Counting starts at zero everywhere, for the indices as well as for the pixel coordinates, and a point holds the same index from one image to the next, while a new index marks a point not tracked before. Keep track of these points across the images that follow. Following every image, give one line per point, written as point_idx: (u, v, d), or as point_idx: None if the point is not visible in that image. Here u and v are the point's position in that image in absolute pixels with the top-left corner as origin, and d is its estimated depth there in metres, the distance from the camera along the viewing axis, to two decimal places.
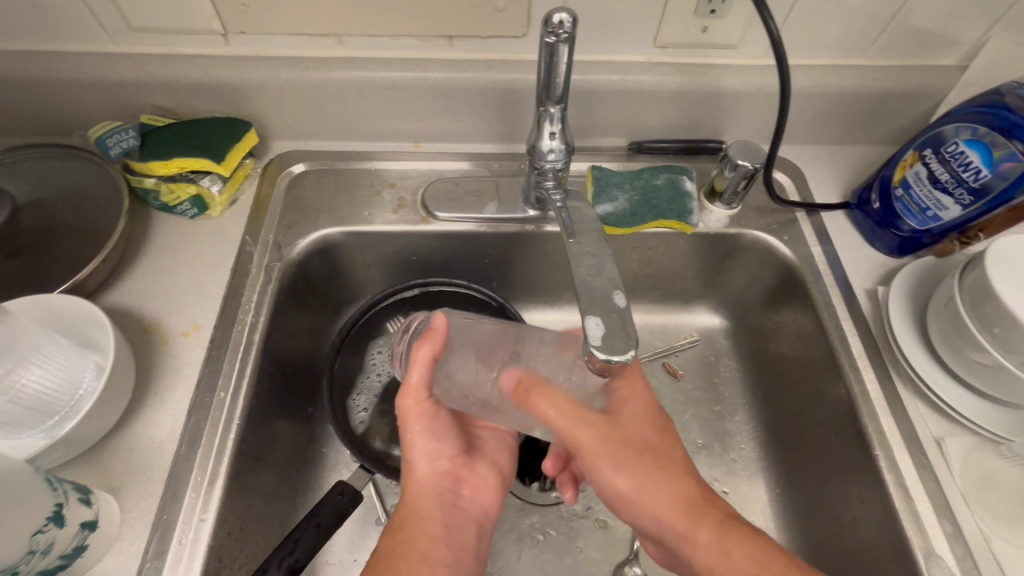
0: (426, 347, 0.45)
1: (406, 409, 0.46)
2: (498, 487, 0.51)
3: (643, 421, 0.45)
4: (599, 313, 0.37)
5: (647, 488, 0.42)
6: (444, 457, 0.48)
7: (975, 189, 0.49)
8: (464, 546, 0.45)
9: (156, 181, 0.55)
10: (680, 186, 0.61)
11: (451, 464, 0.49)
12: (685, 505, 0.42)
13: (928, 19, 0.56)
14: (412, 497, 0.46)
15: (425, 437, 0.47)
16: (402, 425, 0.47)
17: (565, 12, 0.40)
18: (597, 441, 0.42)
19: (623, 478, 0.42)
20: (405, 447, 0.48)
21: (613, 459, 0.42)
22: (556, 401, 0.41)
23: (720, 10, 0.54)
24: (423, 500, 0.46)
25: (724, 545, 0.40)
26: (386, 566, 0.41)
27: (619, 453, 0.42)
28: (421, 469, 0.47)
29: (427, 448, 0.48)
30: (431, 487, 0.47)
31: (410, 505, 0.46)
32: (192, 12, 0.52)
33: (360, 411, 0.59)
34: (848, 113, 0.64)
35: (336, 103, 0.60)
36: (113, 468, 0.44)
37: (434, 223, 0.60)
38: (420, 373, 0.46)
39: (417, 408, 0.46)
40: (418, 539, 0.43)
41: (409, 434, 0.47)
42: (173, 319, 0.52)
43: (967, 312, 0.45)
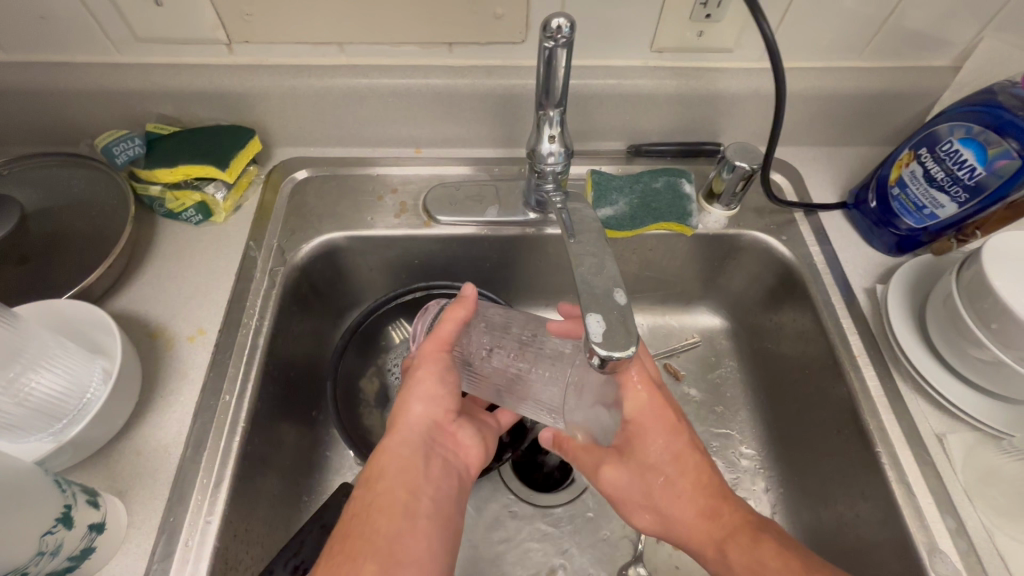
0: (461, 308, 0.49)
1: (424, 354, 0.48)
2: (481, 458, 0.49)
3: (661, 444, 0.46)
4: (599, 310, 0.37)
5: (662, 510, 0.45)
6: (440, 408, 0.48)
7: (970, 186, 0.49)
8: (444, 507, 0.44)
9: (161, 189, 0.57)
10: (678, 188, 0.61)
11: (447, 417, 0.48)
12: (699, 523, 0.44)
13: (921, 21, 0.57)
14: (399, 445, 0.45)
15: (430, 384, 0.48)
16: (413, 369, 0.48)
17: (563, 17, 0.40)
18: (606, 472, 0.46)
19: (642, 501, 0.46)
20: (410, 386, 0.48)
21: (629, 496, 0.46)
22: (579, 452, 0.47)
23: (715, 15, 0.54)
24: (407, 446, 0.45)
25: (721, 547, 0.43)
26: (366, 518, 0.40)
27: (628, 489, 0.46)
28: (414, 413, 0.47)
29: (428, 393, 0.47)
30: (419, 432, 0.46)
31: (397, 452, 0.45)
32: (197, 22, 0.53)
33: None
34: (844, 114, 0.64)
35: (339, 110, 0.61)
36: (120, 471, 0.44)
37: (435, 226, 0.61)
38: (450, 329, 0.48)
39: (434, 355, 0.48)
40: (400, 490, 0.43)
41: (418, 376, 0.48)
42: (178, 323, 0.53)
43: (965, 309, 0.46)
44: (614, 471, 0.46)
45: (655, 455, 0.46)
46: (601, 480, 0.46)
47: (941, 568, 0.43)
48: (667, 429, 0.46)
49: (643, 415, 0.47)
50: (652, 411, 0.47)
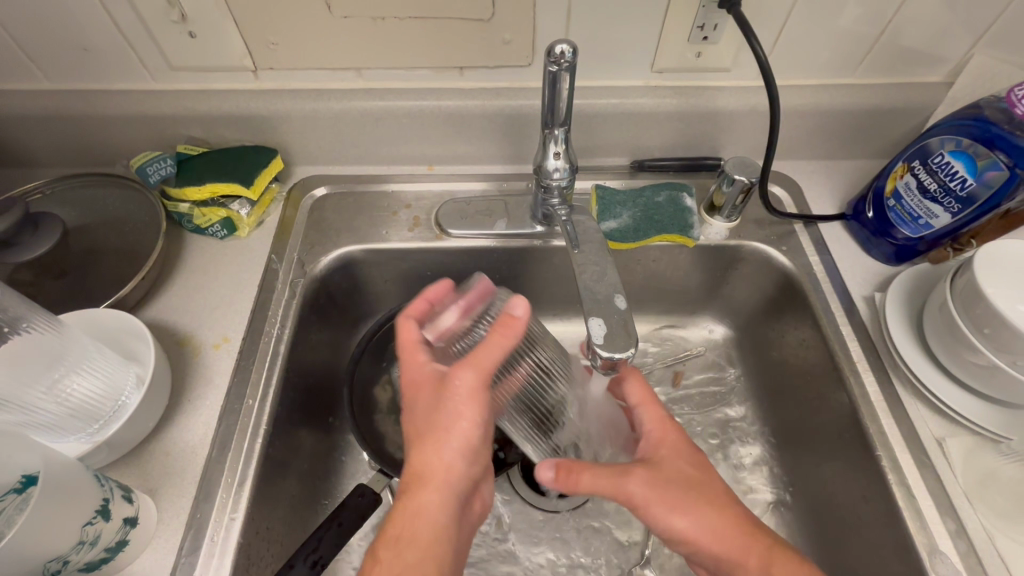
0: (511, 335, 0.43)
1: (470, 397, 0.42)
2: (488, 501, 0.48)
3: (686, 459, 0.46)
4: (601, 315, 0.40)
5: (694, 526, 0.43)
6: (477, 465, 0.43)
7: (963, 197, 0.51)
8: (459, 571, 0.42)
9: (190, 206, 0.60)
10: (680, 203, 0.64)
11: (480, 470, 0.44)
12: (738, 538, 0.42)
13: (912, 39, 0.59)
14: (430, 506, 0.41)
15: (473, 438, 0.42)
16: (455, 417, 0.41)
17: (566, 43, 0.44)
18: (633, 483, 0.44)
19: (672, 518, 0.43)
20: (450, 434, 0.41)
21: (665, 504, 0.43)
22: (599, 471, 0.44)
23: (712, 37, 0.57)
24: (440, 508, 0.41)
25: (768, 555, 0.41)
26: None
27: (661, 497, 0.43)
28: (450, 466, 0.42)
29: (468, 447, 0.42)
30: (452, 486, 0.42)
31: (426, 514, 0.41)
32: (226, 51, 0.57)
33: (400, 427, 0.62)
34: (840, 129, 0.67)
35: (356, 131, 0.64)
36: (150, 471, 0.47)
37: (447, 239, 0.64)
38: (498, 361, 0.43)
39: (481, 403, 0.42)
40: (426, 566, 0.39)
41: (461, 423, 0.42)
42: (204, 332, 0.56)
43: (960, 315, 0.47)
44: (647, 476, 0.44)
45: (677, 474, 0.45)
46: (634, 486, 0.44)
47: (941, 569, 0.44)
48: (684, 439, 0.48)
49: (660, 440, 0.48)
50: (669, 428, 0.48)
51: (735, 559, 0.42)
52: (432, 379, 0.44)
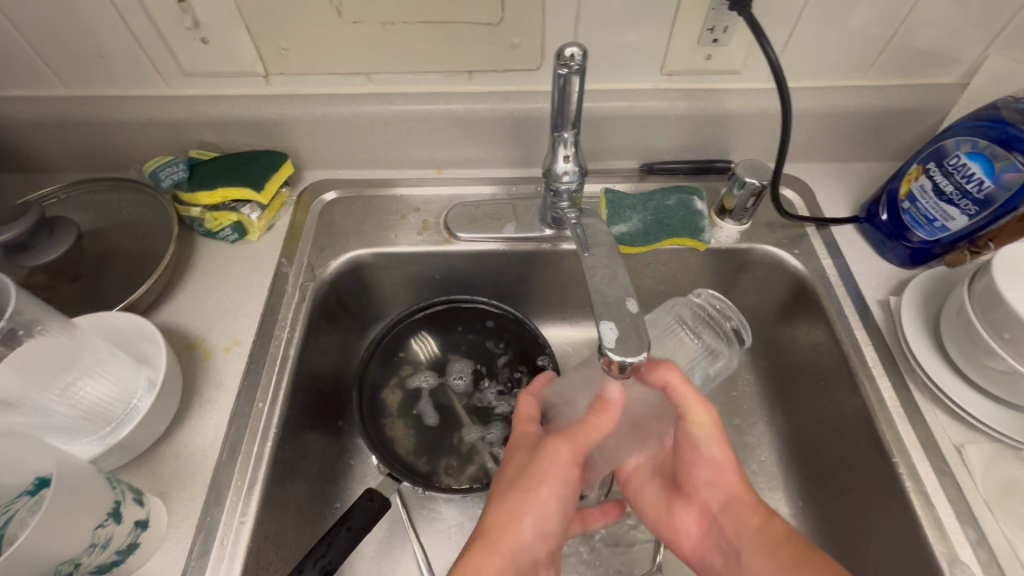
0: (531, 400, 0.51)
1: (565, 461, 0.43)
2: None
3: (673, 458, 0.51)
4: (613, 318, 0.39)
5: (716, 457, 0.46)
6: (544, 543, 0.43)
7: (980, 199, 0.50)
8: None
9: (202, 210, 0.61)
10: (691, 206, 0.63)
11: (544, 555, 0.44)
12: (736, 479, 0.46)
13: (925, 40, 0.58)
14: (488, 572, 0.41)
15: (547, 512, 0.43)
16: (539, 485, 0.43)
17: (576, 47, 0.44)
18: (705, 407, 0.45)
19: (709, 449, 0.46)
20: (530, 503, 0.43)
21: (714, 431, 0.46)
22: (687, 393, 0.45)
23: (722, 39, 0.57)
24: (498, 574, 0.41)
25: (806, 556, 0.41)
26: None
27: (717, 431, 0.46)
28: (527, 541, 0.42)
29: (541, 522, 0.43)
30: (518, 558, 0.42)
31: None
32: (238, 56, 0.58)
33: (406, 430, 0.62)
34: (852, 131, 0.66)
35: (365, 136, 0.65)
36: (161, 474, 0.47)
37: (456, 243, 0.64)
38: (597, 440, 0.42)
39: (568, 472, 0.43)
40: None
41: (543, 494, 0.43)
42: (215, 335, 0.56)
43: (978, 319, 0.46)
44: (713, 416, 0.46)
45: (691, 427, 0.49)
46: (702, 414, 0.45)
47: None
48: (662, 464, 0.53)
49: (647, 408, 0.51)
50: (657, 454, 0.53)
51: (745, 499, 0.46)
52: (526, 448, 0.46)
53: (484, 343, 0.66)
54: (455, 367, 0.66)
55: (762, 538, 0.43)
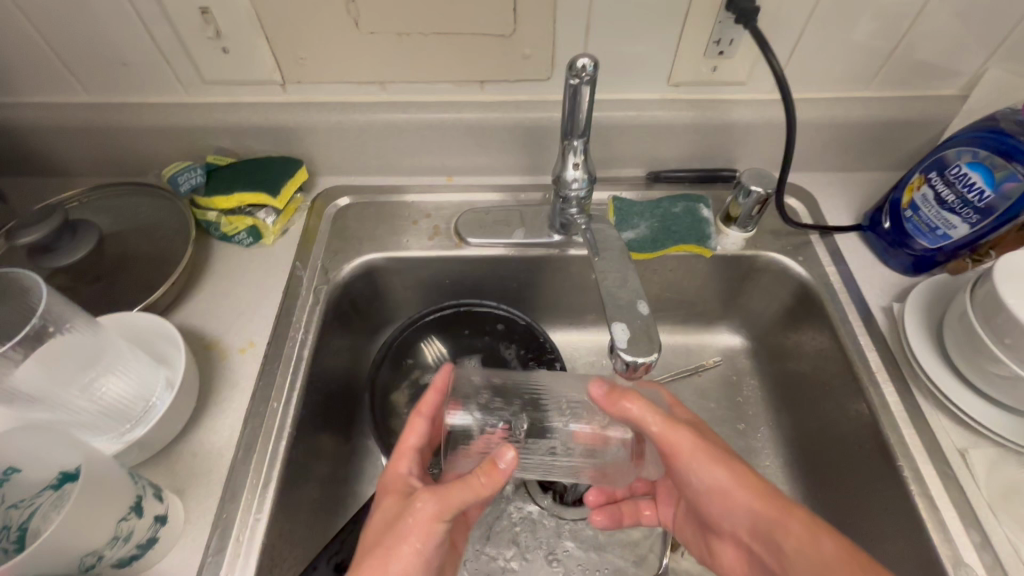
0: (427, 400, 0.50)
1: (426, 515, 0.40)
2: None
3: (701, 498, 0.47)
4: (624, 320, 0.40)
5: (731, 474, 0.44)
6: None
7: (980, 208, 0.52)
8: None
9: (218, 214, 0.62)
10: (697, 213, 0.64)
11: None
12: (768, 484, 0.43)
13: (926, 52, 0.60)
14: None
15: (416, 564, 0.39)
16: (397, 538, 0.40)
17: (587, 58, 0.46)
18: (677, 428, 0.44)
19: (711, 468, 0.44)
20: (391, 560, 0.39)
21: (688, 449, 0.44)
22: (644, 413, 0.45)
23: (727, 51, 0.59)
24: None
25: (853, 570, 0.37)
26: None
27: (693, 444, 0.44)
28: None
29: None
30: None
31: None
32: (257, 66, 0.60)
33: None
34: (855, 142, 0.67)
35: (379, 143, 0.66)
36: (178, 471, 0.48)
37: (466, 248, 0.65)
38: (465, 502, 0.41)
39: (429, 524, 0.40)
40: None
41: (403, 551, 0.39)
42: (230, 336, 0.57)
43: (980, 325, 0.47)
44: (659, 420, 0.45)
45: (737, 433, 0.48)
46: (651, 424, 0.45)
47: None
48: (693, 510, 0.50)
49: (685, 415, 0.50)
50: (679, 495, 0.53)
51: (770, 517, 0.42)
52: (397, 495, 0.43)
53: (493, 344, 0.67)
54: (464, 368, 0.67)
55: (803, 553, 0.40)
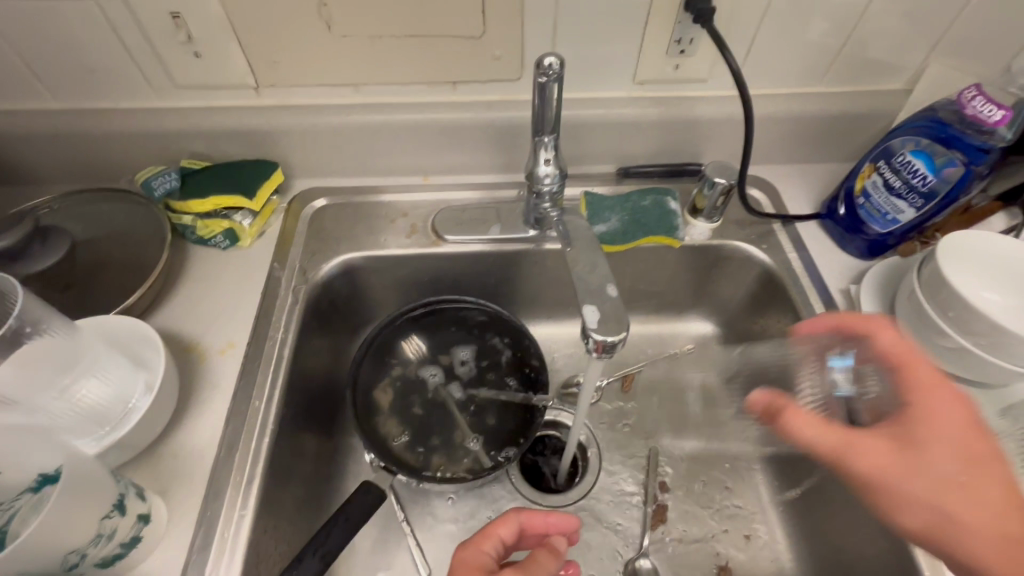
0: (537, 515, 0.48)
1: None
2: None
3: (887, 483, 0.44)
4: (595, 302, 0.42)
5: (930, 493, 0.39)
6: None
7: (925, 193, 0.56)
8: None
9: (194, 218, 0.62)
10: (665, 206, 0.67)
11: None
12: (979, 493, 0.39)
13: (872, 49, 0.64)
14: None
15: None
16: None
17: (553, 57, 0.48)
18: (858, 436, 0.41)
19: (911, 485, 0.40)
20: None
21: (889, 463, 0.41)
22: (804, 427, 0.43)
23: (688, 50, 0.62)
24: None
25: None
26: None
27: (906, 460, 0.40)
28: None
29: None
30: None
31: None
32: (230, 69, 0.60)
33: (399, 429, 0.63)
34: (811, 135, 0.71)
35: (355, 145, 0.67)
36: (160, 472, 0.48)
37: (443, 245, 0.67)
38: None
39: None
40: None
41: None
42: (210, 338, 0.57)
43: (925, 300, 0.51)
44: (825, 432, 0.42)
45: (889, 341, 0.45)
46: (816, 436, 0.42)
47: None
48: None
49: (929, 401, 0.42)
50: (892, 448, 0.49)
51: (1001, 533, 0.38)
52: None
53: (473, 338, 0.68)
54: (443, 363, 0.68)
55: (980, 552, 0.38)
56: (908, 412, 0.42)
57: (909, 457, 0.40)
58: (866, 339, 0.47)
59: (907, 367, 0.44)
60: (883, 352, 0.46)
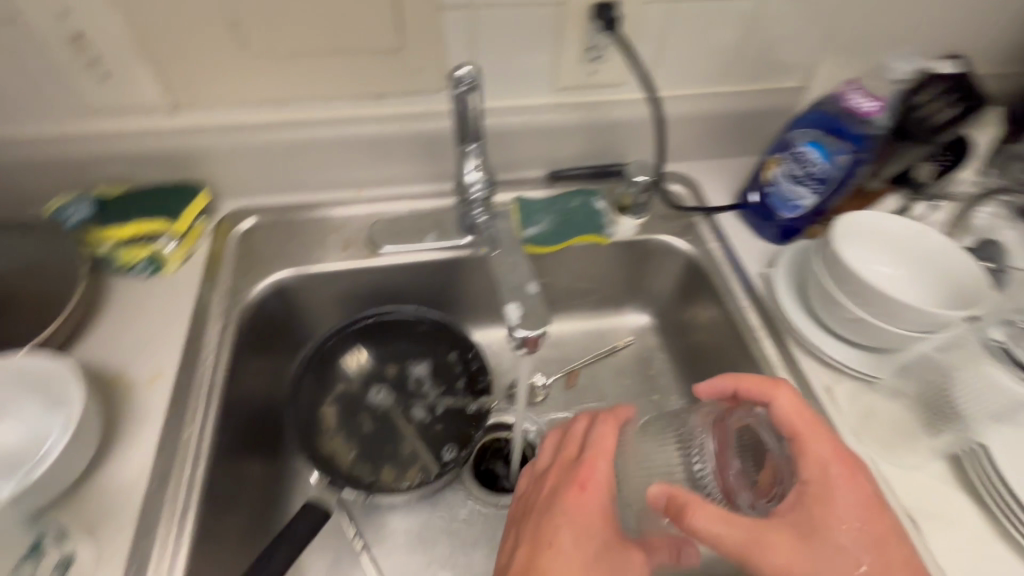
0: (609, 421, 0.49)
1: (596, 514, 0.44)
2: None
3: None
4: (517, 299, 0.46)
5: None
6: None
7: (821, 179, 0.61)
8: None
9: (112, 246, 0.60)
10: (593, 206, 0.70)
11: None
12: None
13: (769, 50, 0.69)
14: None
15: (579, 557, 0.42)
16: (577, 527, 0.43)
17: (467, 66, 0.50)
18: (767, 528, 0.40)
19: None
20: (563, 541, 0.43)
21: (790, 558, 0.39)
22: (711, 522, 0.39)
23: (601, 57, 0.65)
24: None
25: None
26: None
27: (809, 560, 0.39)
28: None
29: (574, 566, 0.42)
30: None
31: None
32: (143, 92, 0.59)
33: (345, 444, 0.63)
34: (723, 132, 0.76)
35: (283, 163, 0.66)
36: (85, 513, 0.46)
37: (379, 257, 0.67)
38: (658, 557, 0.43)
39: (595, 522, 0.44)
40: None
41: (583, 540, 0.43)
42: (136, 369, 0.55)
43: (829, 277, 0.55)
44: (729, 523, 0.40)
45: (614, 440, 0.47)
46: (730, 534, 0.39)
47: None
48: None
49: (826, 481, 0.42)
50: None
51: None
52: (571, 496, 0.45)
53: (416, 347, 0.69)
54: (386, 375, 0.68)
55: None
56: (807, 496, 0.41)
57: (808, 547, 0.39)
58: (763, 405, 0.46)
59: (803, 436, 0.44)
60: (783, 417, 0.45)
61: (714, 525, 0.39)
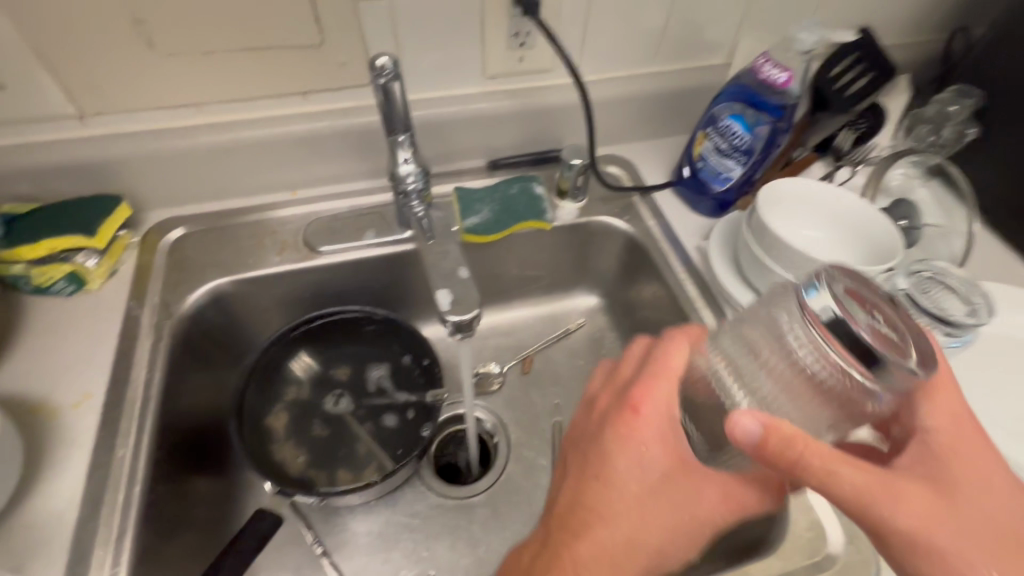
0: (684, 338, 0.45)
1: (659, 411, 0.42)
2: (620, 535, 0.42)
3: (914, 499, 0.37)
4: (448, 285, 0.45)
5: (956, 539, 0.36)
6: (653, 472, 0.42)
7: (745, 150, 0.63)
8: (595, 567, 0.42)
9: (26, 266, 0.56)
10: (531, 191, 0.70)
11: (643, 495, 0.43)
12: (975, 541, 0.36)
13: (690, 29, 0.71)
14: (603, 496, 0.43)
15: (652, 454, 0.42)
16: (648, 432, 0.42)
17: (386, 57, 0.49)
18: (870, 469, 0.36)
19: (944, 535, 0.36)
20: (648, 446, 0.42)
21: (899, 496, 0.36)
22: (818, 457, 0.35)
23: (528, 43, 0.65)
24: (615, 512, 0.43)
25: None
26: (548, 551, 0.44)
27: (944, 511, 0.36)
28: (628, 477, 0.43)
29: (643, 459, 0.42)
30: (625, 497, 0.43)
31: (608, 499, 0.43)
32: (46, 101, 0.55)
33: (296, 451, 0.62)
34: (655, 112, 0.78)
35: (209, 167, 0.64)
36: (10, 550, 0.44)
37: (317, 257, 0.65)
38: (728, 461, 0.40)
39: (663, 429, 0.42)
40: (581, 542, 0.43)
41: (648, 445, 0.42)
42: (60, 393, 0.52)
43: (755, 244, 0.57)
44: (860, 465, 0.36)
45: (685, 360, 0.43)
46: (849, 473, 0.35)
47: None
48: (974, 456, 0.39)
49: (951, 432, 0.39)
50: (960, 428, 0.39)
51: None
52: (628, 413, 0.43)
53: (365, 346, 0.68)
54: (335, 377, 0.67)
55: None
56: (933, 450, 0.38)
57: (945, 502, 0.36)
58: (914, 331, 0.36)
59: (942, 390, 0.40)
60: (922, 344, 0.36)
61: (829, 466, 0.35)
